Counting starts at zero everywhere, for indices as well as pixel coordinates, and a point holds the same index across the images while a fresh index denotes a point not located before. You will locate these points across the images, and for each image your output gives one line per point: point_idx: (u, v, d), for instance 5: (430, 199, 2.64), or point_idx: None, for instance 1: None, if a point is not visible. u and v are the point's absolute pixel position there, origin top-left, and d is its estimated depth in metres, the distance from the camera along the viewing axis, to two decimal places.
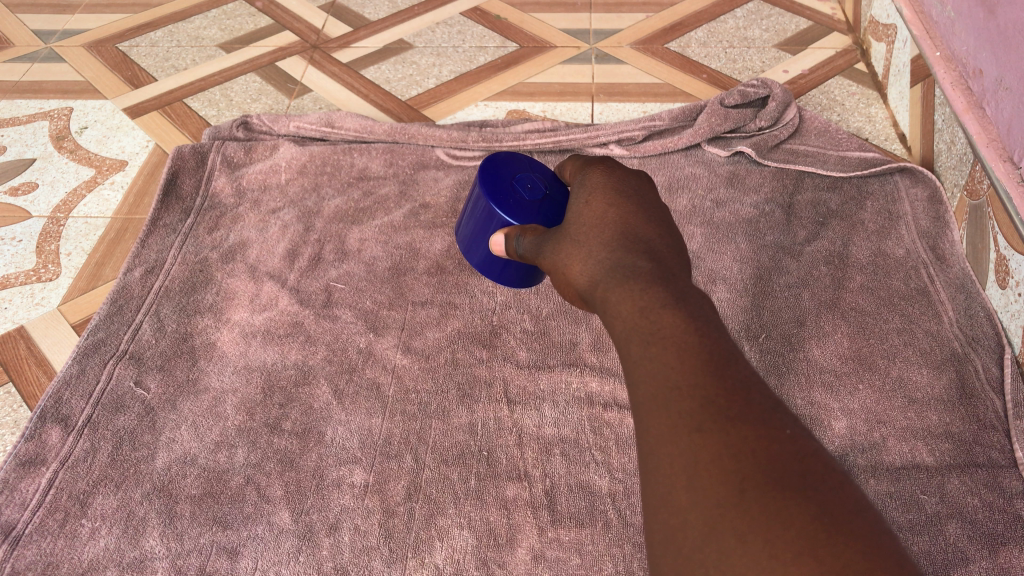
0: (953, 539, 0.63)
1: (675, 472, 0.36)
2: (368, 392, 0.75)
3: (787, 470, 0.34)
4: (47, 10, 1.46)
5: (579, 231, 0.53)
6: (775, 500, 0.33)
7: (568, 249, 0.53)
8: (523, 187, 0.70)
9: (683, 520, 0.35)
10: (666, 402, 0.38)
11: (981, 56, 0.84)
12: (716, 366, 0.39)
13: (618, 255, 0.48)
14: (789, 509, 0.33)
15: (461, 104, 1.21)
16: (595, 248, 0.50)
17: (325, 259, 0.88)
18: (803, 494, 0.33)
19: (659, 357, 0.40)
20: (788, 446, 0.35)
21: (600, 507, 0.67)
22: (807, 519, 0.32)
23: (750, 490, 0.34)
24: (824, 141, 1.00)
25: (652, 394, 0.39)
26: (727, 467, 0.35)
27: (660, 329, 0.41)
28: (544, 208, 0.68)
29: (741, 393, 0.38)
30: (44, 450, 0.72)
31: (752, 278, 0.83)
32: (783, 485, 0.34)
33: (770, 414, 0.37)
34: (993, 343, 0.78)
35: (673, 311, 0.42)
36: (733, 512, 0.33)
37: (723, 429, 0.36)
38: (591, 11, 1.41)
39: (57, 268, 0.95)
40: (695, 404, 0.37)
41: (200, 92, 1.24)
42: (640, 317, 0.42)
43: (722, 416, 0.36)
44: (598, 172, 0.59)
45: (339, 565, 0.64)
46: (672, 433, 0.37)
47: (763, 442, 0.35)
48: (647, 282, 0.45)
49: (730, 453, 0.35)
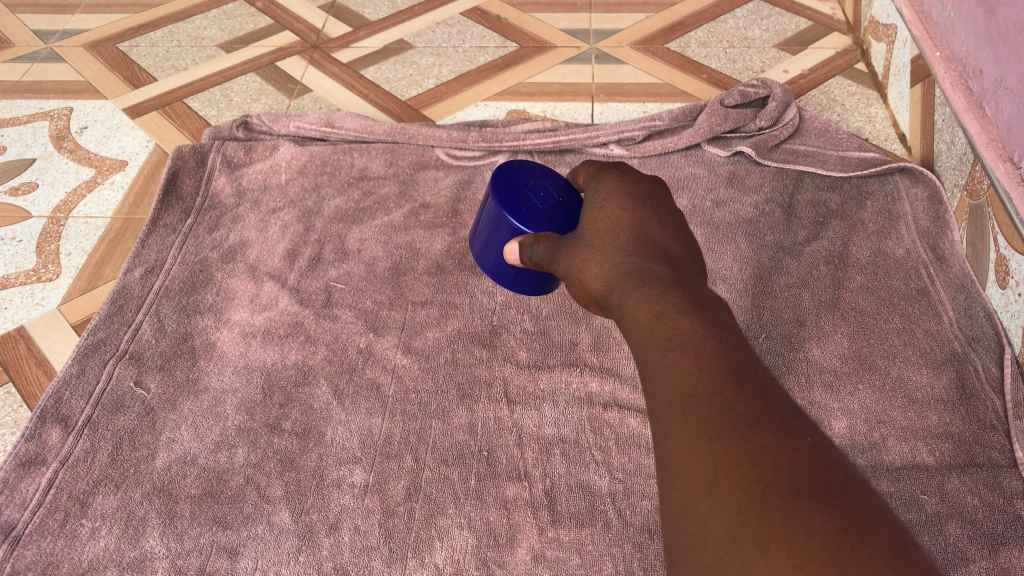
0: (953, 540, 0.63)
1: (694, 479, 0.36)
2: (368, 392, 0.75)
3: (810, 479, 0.34)
4: (47, 10, 1.46)
5: (594, 237, 0.53)
6: (797, 508, 0.33)
7: (582, 254, 0.53)
8: (535, 195, 0.69)
9: (703, 528, 0.35)
10: (684, 409, 0.38)
11: (981, 56, 0.84)
12: (734, 373, 0.39)
13: (633, 260, 0.48)
14: (811, 518, 0.33)
15: (461, 104, 1.21)
16: (610, 254, 0.50)
17: (325, 259, 0.88)
18: (827, 503, 0.33)
19: (676, 363, 0.40)
20: (808, 453, 0.35)
21: (600, 507, 0.67)
22: (830, 529, 0.32)
23: (771, 499, 0.34)
24: (824, 141, 1.00)
25: (670, 400, 0.39)
26: (748, 474, 0.35)
27: (677, 335, 0.41)
28: (557, 216, 0.68)
29: (761, 400, 0.38)
30: (44, 450, 0.72)
31: (752, 278, 0.83)
32: (806, 493, 0.34)
33: (789, 421, 0.37)
34: (993, 343, 0.78)
35: (689, 316, 0.42)
36: (754, 521, 0.33)
37: (743, 437, 0.36)
38: (591, 11, 1.41)
39: (57, 268, 0.95)
40: (713, 411, 0.37)
41: (200, 93, 1.24)
42: (657, 323, 0.42)
43: (742, 423, 0.36)
44: (612, 177, 0.58)
45: (339, 565, 0.64)
46: (692, 441, 0.37)
47: (785, 449, 0.35)
48: (661, 286, 0.45)
49: (750, 461, 0.35)
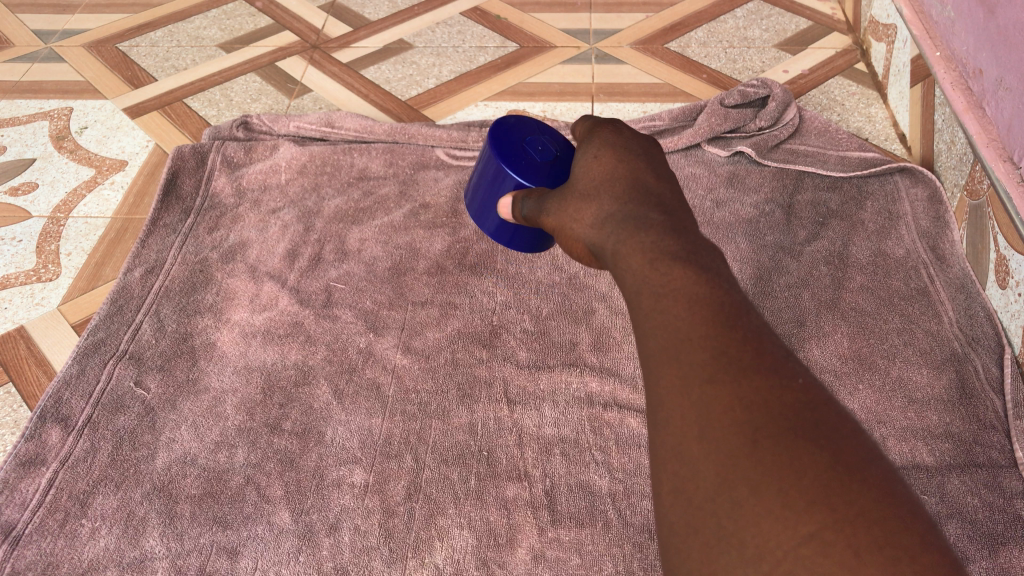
0: (953, 540, 0.63)
1: (686, 423, 0.36)
2: (368, 392, 0.76)
3: (800, 419, 0.34)
4: (46, 10, 1.46)
5: (588, 187, 0.53)
6: (788, 448, 0.33)
7: (575, 206, 0.53)
8: (534, 149, 0.69)
9: (695, 470, 0.34)
10: (677, 354, 0.38)
11: (981, 56, 0.84)
12: (727, 318, 0.38)
13: (629, 208, 0.48)
14: (802, 457, 0.32)
15: (462, 104, 1.21)
16: (605, 203, 0.50)
17: (325, 259, 0.88)
18: (817, 442, 0.33)
19: (669, 310, 0.39)
20: (799, 395, 0.35)
21: (600, 507, 0.67)
22: (820, 468, 0.32)
23: (762, 440, 0.33)
24: (824, 141, 1.00)
25: (663, 345, 0.38)
26: (740, 417, 0.34)
27: (670, 281, 0.41)
28: (556, 170, 0.68)
29: (753, 344, 0.37)
30: (44, 450, 0.72)
31: (752, 279, 0.83)
32: (797, 433, 0.33)
33: (781, 364, 0.37)
34: (993, 343, 0.78)
35: (683, 264, 0.42)
36: (745, 461, 0.33)
37: (735, 380, 0.36)
38: (591, 11, 1.41)
39: (57, 268, 0.95)
40: (706, 355, 0.37)
41: (200, 93, 1.24)
42: (650, 269, 0.42)
43: (734, 367, 0.36)
44: (607, 129, 0.58)
45: (339, 565, 0.64)
46: (683, 384, 0.37)
47: (775, 392, 0.35)
48: (657, 234, 0.44)
49: (742, 403, 0.35)
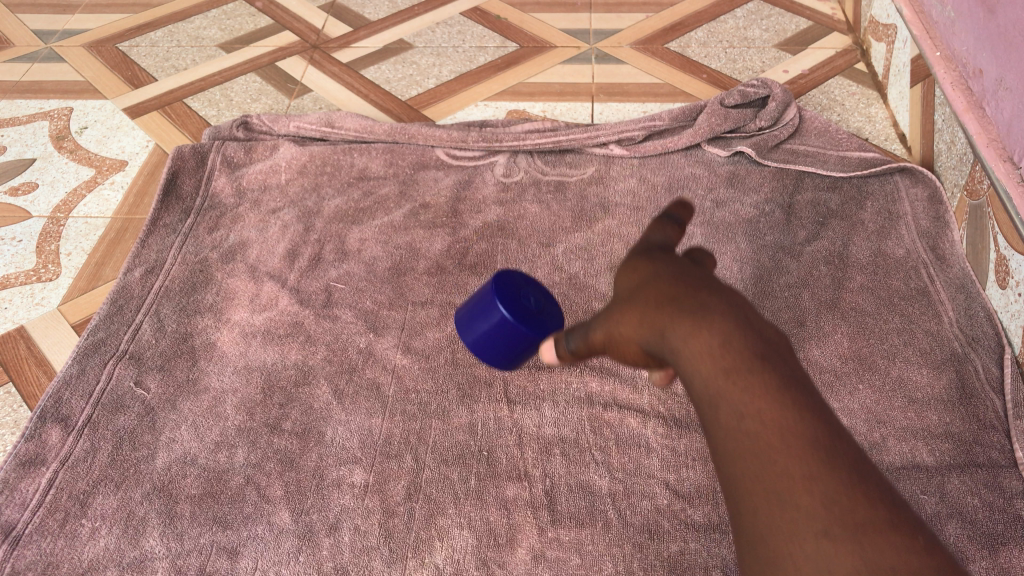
0: (953, 539, 0.64)
1: (766, 496, 0.42)
2: (368, 392, 0.75)
3: (865, 516, 0.39)
4: (46, 10, 1.46)
5: (636, 288, 0.54)
6: (855, 541, 0.38)
7: (623, 311, 0.54)
8: (528, 295, 0.70)
9: (769, 536, 0.41)
10: (763, 450, 0.42)
11: (981, 56, 0.84)
12: (809, 419, 0.43)
13: (694, 304, 0.49)
14: (860, 550, 0.38)
15: (461, 104, 1.21)
16: (656, 305, 0.51)
17: (325, 259, 0.88)
18: (881, 540, 0.38)
19: (750, 403, 0.44)
20: (869, 494, 0.40)
21: (600, 507, 0.67)
22: (879, 562, 0.37)
23: (834, 532, 0.39)
24: (824, 141, 1.00)
25: (745, 434, 0.43)
26: (816, 507, 0.40)
27: (752, 383, 0.44)
28: (541, 323, 0.69)
29: (830, 444, 0.42)
30: (44, 450, 0.72)
31: (752, 278, 0.83)
32: (864, 529, 0.39)
33: (853, 465, 0.42)
34: (993, 343, 0.77)
35: (764, 365, 0.45)
36: (812, 543, 0.39)
37: (813, 475, 0.41)
38: (591, 11, 1.41)
39: (57, 268, 0.95)
40: (786, 454, 0.42)
41: (200, 93, 1.24)
42: (724, 372, 0.45)
43: (814, 462, 0.41)
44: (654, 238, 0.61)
45: (339, 565, 0.64)
46: (767, 467, 0.42)
47: (849, 488, 0.40)
48: (732, 329, 0.47)
49: (820, 498, 0.40)
